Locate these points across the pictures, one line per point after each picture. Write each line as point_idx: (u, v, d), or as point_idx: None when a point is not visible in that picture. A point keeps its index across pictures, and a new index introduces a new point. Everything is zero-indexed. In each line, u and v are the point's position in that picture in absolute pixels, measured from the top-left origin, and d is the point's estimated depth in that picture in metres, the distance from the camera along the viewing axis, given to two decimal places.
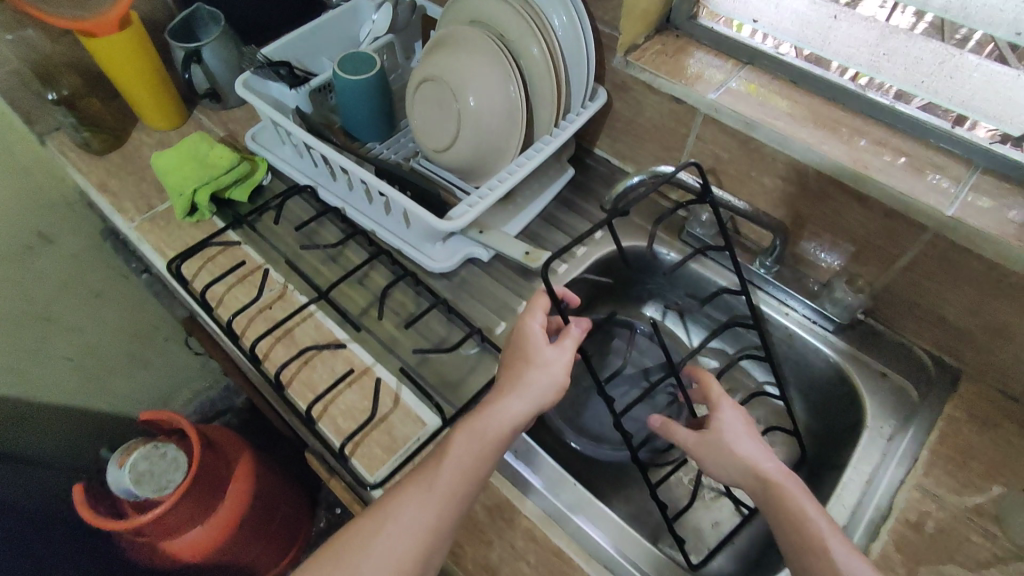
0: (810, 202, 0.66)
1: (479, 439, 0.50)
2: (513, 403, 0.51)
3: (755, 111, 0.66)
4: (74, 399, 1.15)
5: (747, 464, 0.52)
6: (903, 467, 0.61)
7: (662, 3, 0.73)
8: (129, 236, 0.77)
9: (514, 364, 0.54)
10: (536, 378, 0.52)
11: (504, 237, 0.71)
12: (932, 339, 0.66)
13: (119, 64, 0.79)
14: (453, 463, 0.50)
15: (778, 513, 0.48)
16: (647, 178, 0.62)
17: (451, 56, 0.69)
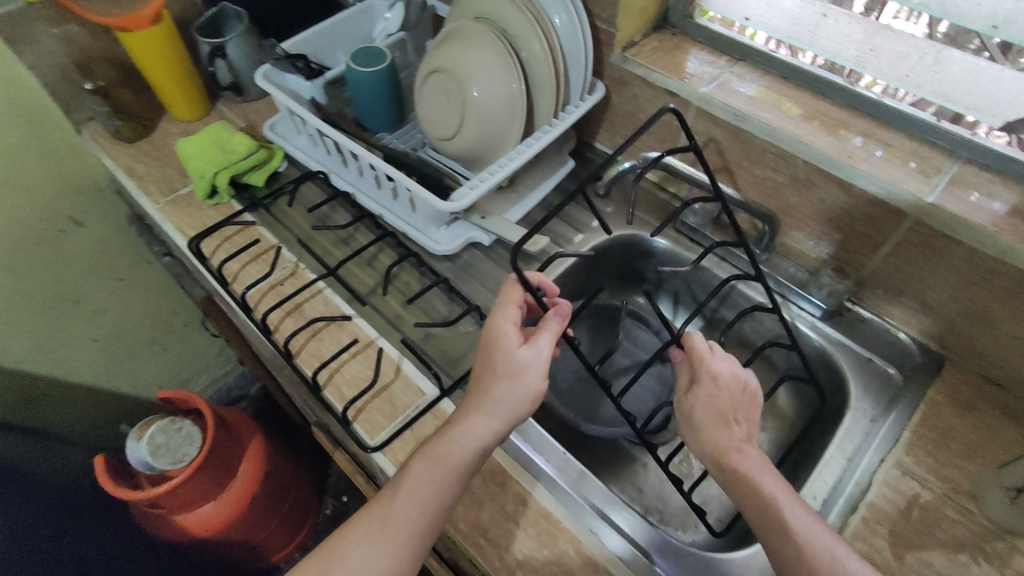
0: (797, 191, 0.69)
1: (445, 463, 0.50)
2: (479, 424, 0.51)
3: (745, 103, 0.69)
4: (97, 379, 1.21)
5: (720, 442, 0.52)
6: (885, 447, 0.62)
7: (659, 3, 0.77)
8: (153, 216, 0.82)
9: (483, 377, 0.53)
10: (508, 392, 0.51)
11: (504, 222, 0.74)
12: (918, 326, 0.68)
13: (150, 57, 0.84)
14: (412, 490, 0.50)
15: (752, 495, 0.48)
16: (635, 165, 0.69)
17: (458, 50, 0.73)
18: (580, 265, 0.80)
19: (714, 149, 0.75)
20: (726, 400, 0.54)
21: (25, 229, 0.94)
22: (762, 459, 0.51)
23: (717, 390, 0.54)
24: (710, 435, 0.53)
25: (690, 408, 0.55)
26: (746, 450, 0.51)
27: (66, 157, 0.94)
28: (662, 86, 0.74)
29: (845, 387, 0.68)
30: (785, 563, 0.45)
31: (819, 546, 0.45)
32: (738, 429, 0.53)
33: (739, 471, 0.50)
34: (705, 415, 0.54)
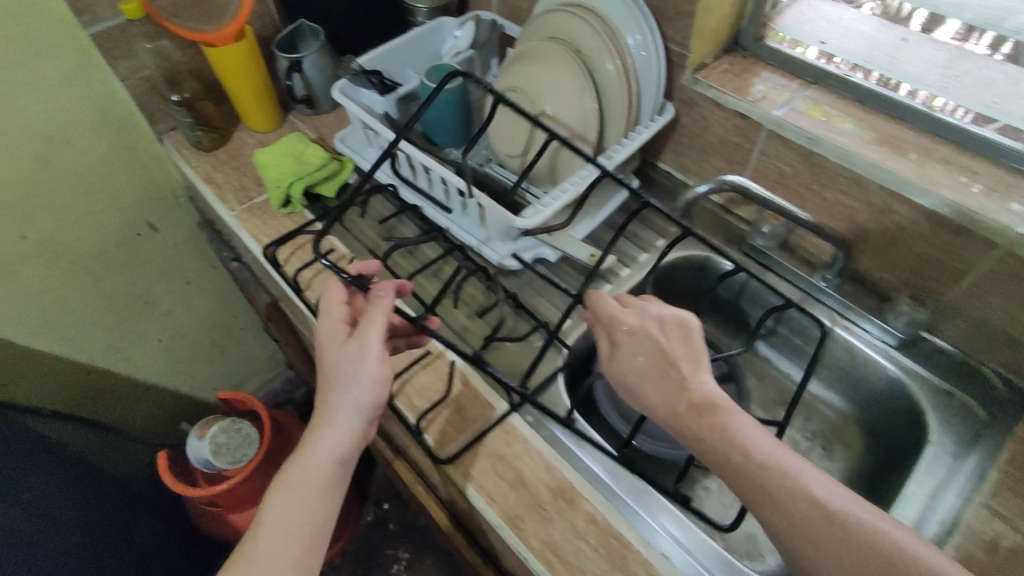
0: (874, 217, 0.67)
1: (313, 482, 0.51)
2: (330, 437, 0.51)
3: (819, 128, 0.68)
4: (159, 377, 1.28)
5: (670, 393, 0.50)
6: (970, 486, 0.59)
7: (731, 25, 0.76)
8: (228, 223, 0.86)
9: (333, 388, 0.53)
10: (350, 401, 0.52)
11: (570, 239, 0.75)
12: (1001, 360, 0.66)
13: (232, 72, 0.88)
14: (283, 514, 0.50)
15: (723, 446, 0.46)
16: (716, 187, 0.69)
17: (531, 69, 0.75)
18: (644, 285, 0.79)
19: (785, 172, 0.73)
20: (655, 351, 0.53)
21: (107, 232, 1.01)
22: (715, 399, 0.49)
23: (643, 338, 0.53)
24: (649, 393, 0.51)
25: (621, 367, 0.53)
26: (695, 398, 0.49)
27: (149, 166, 1.00)
28: (734, 108, 0.73)
29: (923, 419, 0.66)
30: (781, 519, 0.43)
31: (813, 490, 0.43)
32: (678, 375, 0.51)
33: (700, 418, 0.48)
34: (640, 372, 0.52)
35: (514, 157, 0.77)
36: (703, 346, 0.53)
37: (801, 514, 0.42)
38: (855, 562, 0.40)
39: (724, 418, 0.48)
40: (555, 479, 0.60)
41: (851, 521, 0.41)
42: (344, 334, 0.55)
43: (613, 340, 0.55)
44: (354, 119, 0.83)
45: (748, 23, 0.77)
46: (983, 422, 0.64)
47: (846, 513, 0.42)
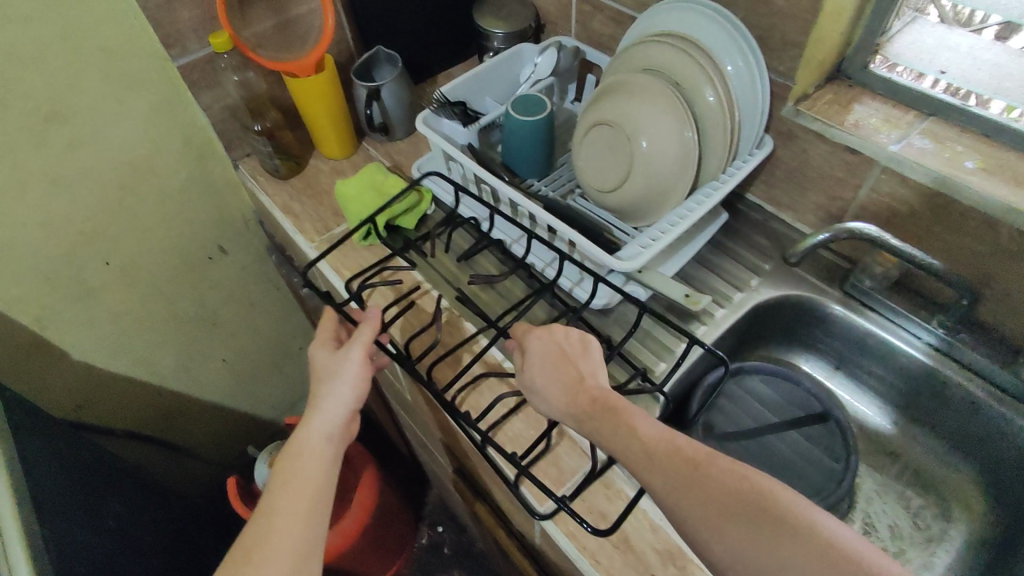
0: (1004, 263, 0.63)
1: (313, 459, 0.54)
2: (322, 419, 0.56)
3: (942, 164, 0.64)
4: (223, 398, 1.27)
5: (570, 386, 0.56)
6: None
7: (836, 53, 0.72)
8: (308, 254, 0.85)
9: (321, 383, 0.59)
10: (338, 386, 0.58)
11: (663, 279, 0.71)
12: None
13: (311, 102, 0.87)
14: (299, 481, 0.52)
15: (617, 424, 0.52)
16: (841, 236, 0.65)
17: (625, 101, 0.72)
18: (737, 324, 0.76)
19: (898, 210, 0.69)
20: (550, 352, 0.59)
21: (181, 257, 1.01)
22: (607, 392, 0.55)
23: (557, 341, 0.60)
24: (543, 384, 0.58)
25: (528, 368, 0.60)
26: (591, 388, 0.56)
27: (223, 192, 0.99)
28: (843, 143, 0.69)
29: None
30: (659, 477, 0.47)
31: (694, 453, 0.48)
32: (575, 370, 0.57)
33: (597, 405, 0.54)
34: (544, 369, 0.59)
35: (606, 192, 0.75)
36: (599, 354, 0.60)
37: (672, 469, 0.47)
38: (721, 505, 0.44)
39: (616, 403, 0.54)
40: (663, 541, 0.57)
41: (718, 473, 0.46)
42: (331, 347, 0.63)
43: (519, 348, 0.62)
44: (436, 149, 0.82)
45: (854, 51, 0.72)
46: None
47: (716, 467, 0.46)
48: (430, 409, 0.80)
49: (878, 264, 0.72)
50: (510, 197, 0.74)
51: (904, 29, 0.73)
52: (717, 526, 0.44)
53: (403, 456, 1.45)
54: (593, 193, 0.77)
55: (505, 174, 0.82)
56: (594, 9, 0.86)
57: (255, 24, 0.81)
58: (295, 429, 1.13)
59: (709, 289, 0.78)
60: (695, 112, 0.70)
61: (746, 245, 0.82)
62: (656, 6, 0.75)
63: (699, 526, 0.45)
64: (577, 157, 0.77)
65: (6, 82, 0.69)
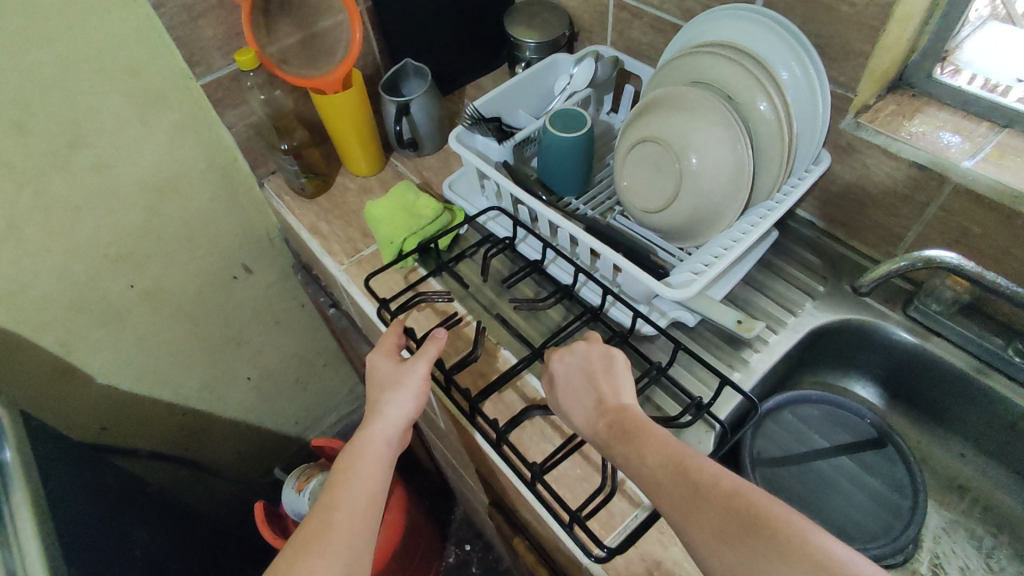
0: None
1: (372, 464, 0.55)
2: (382, 426, 0.57)
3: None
4: (248, 417, 1.24)
5: (591, 410, 0.54)
6: None
7: (899, 61, 0.68)
8: (337, 276, 0.82)
9: (381, 391, 0.60)
10: (398, 396, 0.58)
11: (712, 303, 0.66)
12: None
13: (338, 119, 0.84)
14: (359, 482, 0.54)
15: (628, 449, 0.49)
16: (917, 264, 0.61)
17: (674, 117, 0.68)
18: (790, 350, 0.71)
19: (970, 229, 0.64)
20: (574, 373, 0.57)
21: (205, 277, 0.98)
22: (625, 414, 0.52)
23: (578, 361, 0.57)
24: (567, 406, 0.56)
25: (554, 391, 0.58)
26: (608, 409, 0.53)
27: (246, 210, 0.96)
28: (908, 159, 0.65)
29: None
30: (664, 499, 0.45)
31: (698, 472, 0.45)
32: (596, 392, 0.55)
33: (614, 430, 0.51)
34: (566, 391, 0.57)
35: (651, 212, 0.71)
36: (626, 370, 0.56)
37: (676, 491, 0.45)
38: (719, 527, 0.42)
39: (632, 425, 0.51)
40: None
41: (717, 492, 0.43)
42: (393, 358, 0.62)
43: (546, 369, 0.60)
44: (469, 166, 0.78)
45: (920, 58, 0.68)
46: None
47: (719, 487, 0.44)
48: (465, 439, 0.77)
49: (947, 287, 0.67)
50: (549, 218, 0.70)
51: (971, 33, 0.69)
52: (715, 550, 0.41)
53: (429, 473, 1.41)
54: (637, 215, 0.74)
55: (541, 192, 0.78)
56: (633, 16, 0.83)
57: (281, 40, 0.78)
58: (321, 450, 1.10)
59: (759, 311, 0.73)
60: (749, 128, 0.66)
61: (798, 265, 0.78)
62: (703, 14, 0.71)
63: (702, 550, 0.42)
64: (619, 176, 0.74)
65: (30, 108, 0.67)
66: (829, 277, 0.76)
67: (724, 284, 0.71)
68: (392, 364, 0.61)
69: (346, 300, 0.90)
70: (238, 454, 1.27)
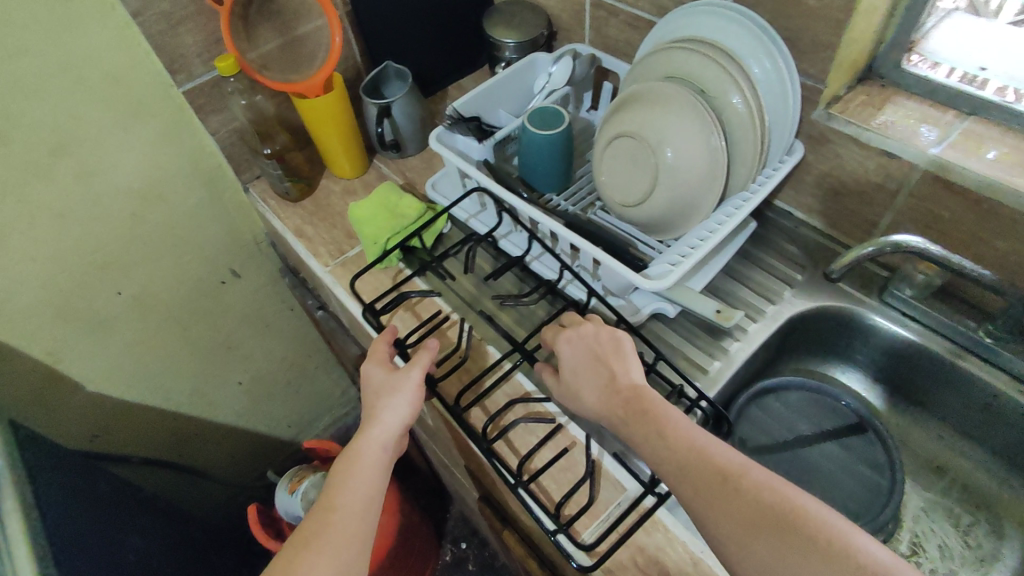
0: None
1: (371, 469, 0.56)
2: (379, 432, 0.58)
3: (987, 166, 0.61)
4: (241, 421, 1.24)
5: (603, 388, 0.55)
6: None
7: (868, 51, 0.69)
8: (323, 278, 0.83)
9: (376, 398, 0.60)
10: (395, 402, 0.59)
11: (690, 293, 0.68)
12: None
13: (321, 123, 0.85)
14: (357, 487, 0.55)
15: (648, 429, 0.51)
16: (879, 250, 0.62)
17: (649, 112, 0.69)
18: (768, 338, 0.73)
19: (939, 214, 0.66)
20: (582, 354, 0.58)
21: (193, 282, 0.99)
22: (641, 393, 0.53)
23: (586, 343, 0.58)
24: (578, 386, 0.57)
25: (562, 376, 0.59)
26: (621, 388, 0.55)
27: (231, 215, 0.97)
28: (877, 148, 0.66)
29: None
30: (686, 486, 0.46)
31: (724, 462, 0.46)
32: (607, 371, 0.56)
33: (631, 409, 0.53)
34: (577, 374, 0.58)
35: (629, 206, 0.72)
36: (633, 350, 0.58)
37: (700, 479, 0.46)
38: (748, 520, 0.43)
39: (647, 406, 0.52)
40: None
41: (747, 486, 0.45)
42: (386, 367, 0.63)
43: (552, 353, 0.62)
44: (450, 166, 0.79)
45: (887, 49, 0.69)
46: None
47: (746, 480, 0.45)
48: (453, 435, 0.78)
49: (920, 272, 0.68)
50: (529, 215, 0.71)
51: (938, 24, 0.70)
52: (742, 544, 0.43)
53: (424, 472, 1.42)
54: (615, 210, 0.75)
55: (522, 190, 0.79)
56: (609, 14, 0.84)
57: (261, 45, 0.79)
58: (313, 452, 1.10)
59: (738, 302, 0.75)
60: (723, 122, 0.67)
61: (776, 254, 0.79)
62: (675, 10, 0.72)
63: (726, 542, 0.43)
64: (597, 171, 0.75)
65: (10, 118, 0.67)
66: (806, 265, 0.77)
67: (702, 277, 0.73)
68: (386, 371, 0.62)
69: (333, 302, 0.91)
70: (232, 458, 1.27)
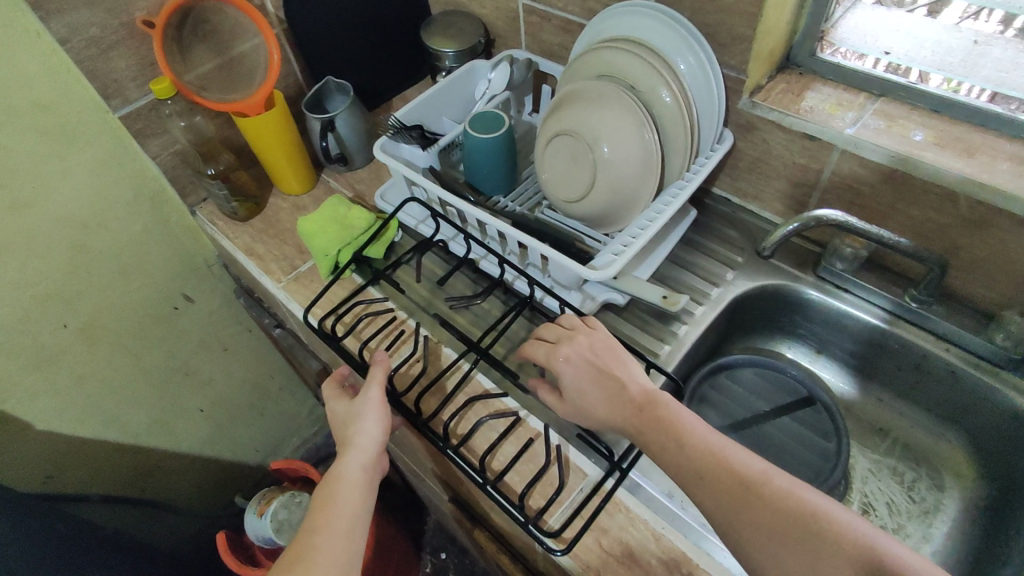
0: (968, 232, 0.64)
1: (350, 495, 0.56)
2: (355, 455, 0.58)
3: (898, 142, 0.65)
4: (204, 450, 1.22)
5: (611, 399, 0.56)
6: None
7: (784, 42, 0.73)
8: (276, 295, 0.83)
9: (346, 427, 0.60)
10: (364, 427, 0.59)
11: (638, 282, 0.70)
12: None
13: (265, 140, 0.85)
14: (338, 515, 0.55)
15: (665, 439, 0.52)
16: (802, 225, 0.67)
17: (586, 110, 0.71)
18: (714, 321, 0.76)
19: (860, 190, 0.70)
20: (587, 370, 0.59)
21: (143, 310, 0.97)
22: (652, 401, 0.55)
23: (586, 358, 0.59)
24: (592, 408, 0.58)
25: (565, 393, 0.59)
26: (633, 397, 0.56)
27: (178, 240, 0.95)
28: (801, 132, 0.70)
29: None
30: (708, 497, 0.48)
31: (745, 470, 0.48)
32: (613, 381, 0.57)
33: (646, 419, 0.54)
34: (582, 389, 0.58)
35: (573, 201, 0.74)
36: (628, 357, 0.60)
37: (723, 489, 0.48)
38: (774, 528, 0.45)
39: (663, 411, 0.54)
40: (665, 550, 0.56)
41: (770, 493, 0.46)
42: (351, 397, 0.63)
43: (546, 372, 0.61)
44: (396, 174, 0.80)
45: (801, 38, 0.74)
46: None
47: (769, 487, 0.47)
48: (419, 441, 0.78)
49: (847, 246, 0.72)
50: (475, 216, 0.72)
51: (845, 14, 0.75)
52: (769, 552, 0.44)
53: (398, 486, 1.41)
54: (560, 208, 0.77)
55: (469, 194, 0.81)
56: (542, 19, 0.86)
57: (197, 66, 0.78)
58: (281, 473, 1.09)
59: (684, 287, 0.77)
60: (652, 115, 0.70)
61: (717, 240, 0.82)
62: (602, 13, 0.75)
63: (754, 549, 0.45)
64: (540, 173, 0.77)
65: None
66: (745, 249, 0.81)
67: (646, 265, 0.75)
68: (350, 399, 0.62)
69: (289, 318, 0.90)
70: (198, 488, 1.24)
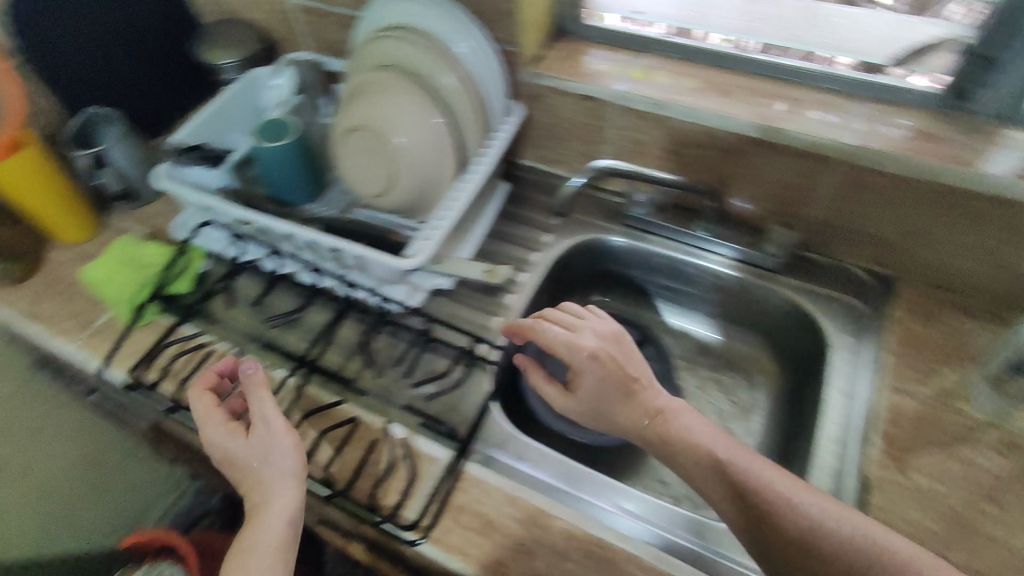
0: (730, 160, 0.72)
1: (267, 559, 0.50)
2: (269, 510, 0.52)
3: (659, 91, 0.72)
4: (39, 548, 1.06)
5: (626, 395, 0.58)
6: (874, 374, 0.65)
7: (551, 12, 0.78)
8: (69, 356, 0.73)
9: (252, 471, 0.54)
10: (274, 463, 0.54)
11: (460, 262, 0.70)
12: (865, 254, 0.73)
13: (18, 185, 0.73)
14: None
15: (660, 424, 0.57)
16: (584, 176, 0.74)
17: (375, 105, 0.70)
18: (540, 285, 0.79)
19: (641, 139, 0.76)
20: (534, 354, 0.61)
21: None
22: (655, 410, 0.57)
23: (604, 359, 0.58)
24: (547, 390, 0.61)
25: (580, 395, 0.59)
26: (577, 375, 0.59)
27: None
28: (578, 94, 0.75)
29: (820, 330, 0.72)
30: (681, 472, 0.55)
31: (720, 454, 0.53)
32: (622, 381, 0.58)
33: (651, 415, 0.57)
34: (596, 390, 0.58)
35: (379, 196, 0.73)
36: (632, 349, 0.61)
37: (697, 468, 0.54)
38: (730, 491, 0.52)
39: (672, 414, 0.57)
40: (521, 509, 0.58)
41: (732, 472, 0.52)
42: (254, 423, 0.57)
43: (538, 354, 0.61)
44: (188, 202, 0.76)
45: (566, 7, 0.78)
46: (868, 308, 0.72)
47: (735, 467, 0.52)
48: None
49: (640, 193, 0.80)
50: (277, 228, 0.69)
51: None
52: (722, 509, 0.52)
53: None
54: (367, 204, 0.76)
55: (274, 206, 0.77)
56: (320, 17, 0.84)
57: None
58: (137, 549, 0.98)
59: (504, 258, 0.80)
60: (440, 99, 0.71)
61: (532, 209, 0.86)
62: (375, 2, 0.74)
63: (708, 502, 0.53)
64: (342, 173, 0.76)
65: None
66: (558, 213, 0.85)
67: (463, 245, 0.77)
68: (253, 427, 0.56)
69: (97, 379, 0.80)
70: None
